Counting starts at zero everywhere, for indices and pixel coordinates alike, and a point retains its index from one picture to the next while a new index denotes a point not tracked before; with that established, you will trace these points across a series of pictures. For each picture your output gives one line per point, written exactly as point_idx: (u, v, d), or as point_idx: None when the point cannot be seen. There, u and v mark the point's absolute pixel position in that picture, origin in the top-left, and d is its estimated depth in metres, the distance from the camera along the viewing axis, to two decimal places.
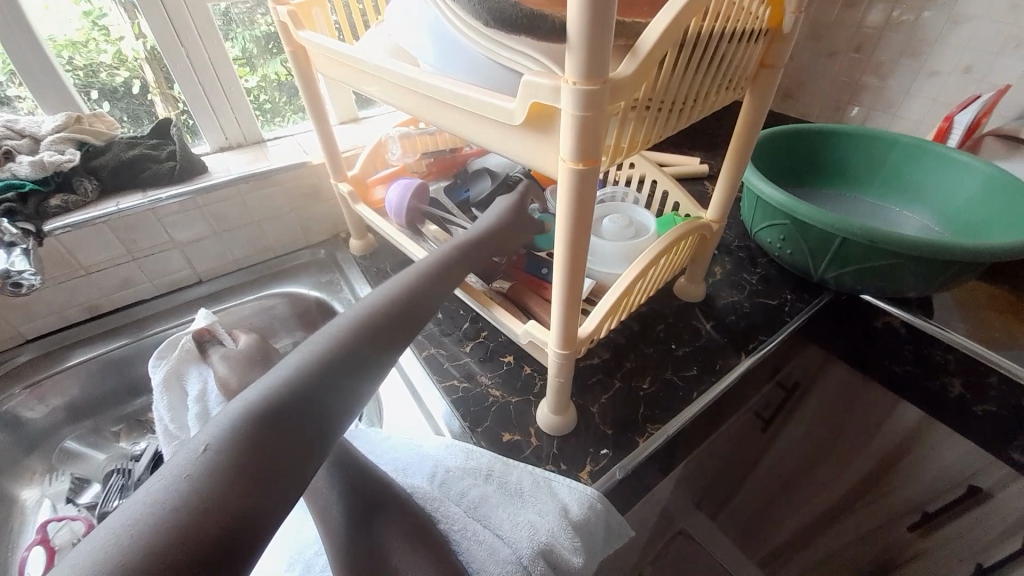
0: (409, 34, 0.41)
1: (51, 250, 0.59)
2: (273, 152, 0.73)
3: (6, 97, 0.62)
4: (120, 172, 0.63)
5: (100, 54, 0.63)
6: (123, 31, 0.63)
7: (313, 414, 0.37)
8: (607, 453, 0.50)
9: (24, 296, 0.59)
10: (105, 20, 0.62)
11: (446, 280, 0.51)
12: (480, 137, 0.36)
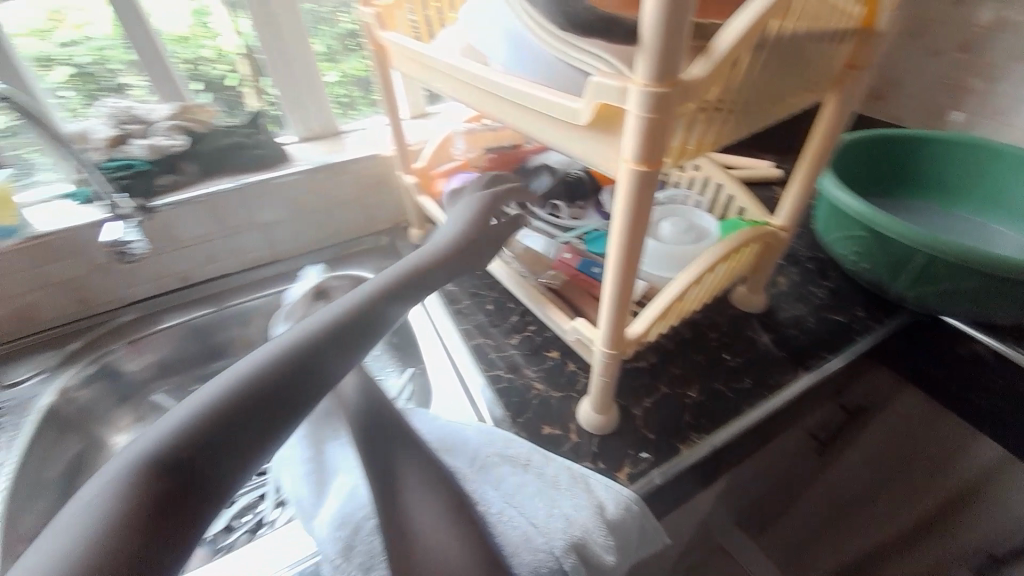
0: (484, 35, 0.43)
1: (156, 224, 0.66)
2: (347, 143, 0.79)
3: (120, 85, 0.69)
4: (216, 157, 0.69)
5: (204, 49, 0.71)
6: (222, 28, 0.70)
7: (283, 407, 0.32)
8: (646, 457, 0.49)
9: (132, 264, 0.67)
10: (208, 18, 0.69)
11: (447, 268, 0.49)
12: (545, 137, 0.37)
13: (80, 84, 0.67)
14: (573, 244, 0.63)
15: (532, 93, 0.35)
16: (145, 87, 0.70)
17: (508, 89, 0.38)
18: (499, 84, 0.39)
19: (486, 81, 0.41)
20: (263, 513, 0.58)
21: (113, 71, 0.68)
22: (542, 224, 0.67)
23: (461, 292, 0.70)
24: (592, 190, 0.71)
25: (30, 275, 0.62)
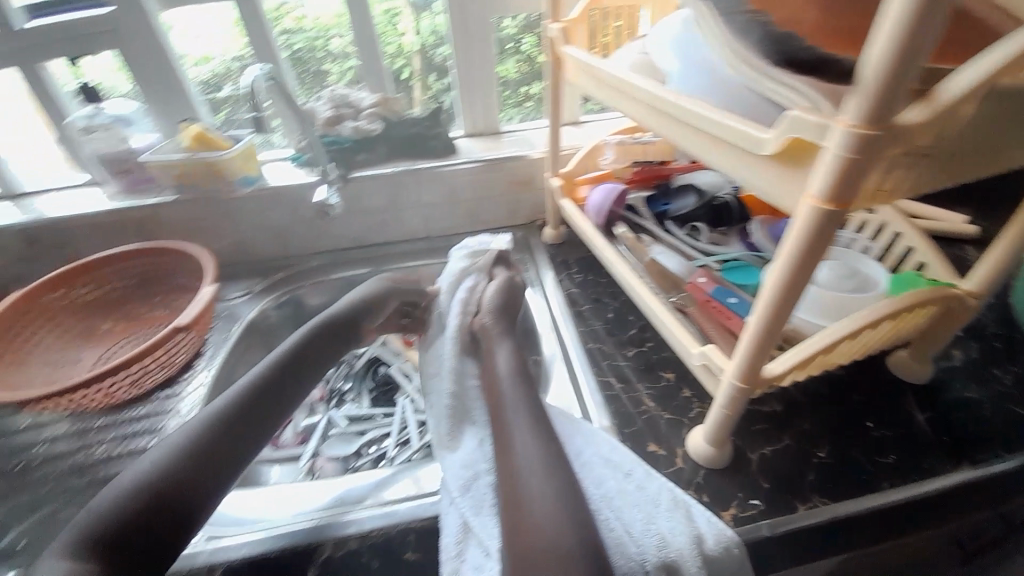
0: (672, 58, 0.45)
1: (349, 193, 0.80)
2: (505, 144, 0.87)
3: (323, 71, 0.83)
4: (402, 143, 0.82)
5: (389, 44, 0.82)
6: (407, 27, 0.81)
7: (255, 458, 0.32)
8: (756, 505, 0.47)
9: (326, 223, 0.82)
10: (398, 19, 0.80)
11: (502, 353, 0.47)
12: (722, 161, 0.38)
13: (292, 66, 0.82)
14: (708, 268, 0.62)
15: (716, 117, 0.36)
16: (342, 74, 0.84)
17: (688, 111, 0.39)
18: (679, 105, 0.41)
19: (664, 101, 0.43)
20: (384, 450, 0.67)
21: (320, 59, 0.82)
22: (680, 244, 0.66)
23: (584, 296, 0.73)
24: (739, 219, 0.69)
25: (255, 217, 0.79)
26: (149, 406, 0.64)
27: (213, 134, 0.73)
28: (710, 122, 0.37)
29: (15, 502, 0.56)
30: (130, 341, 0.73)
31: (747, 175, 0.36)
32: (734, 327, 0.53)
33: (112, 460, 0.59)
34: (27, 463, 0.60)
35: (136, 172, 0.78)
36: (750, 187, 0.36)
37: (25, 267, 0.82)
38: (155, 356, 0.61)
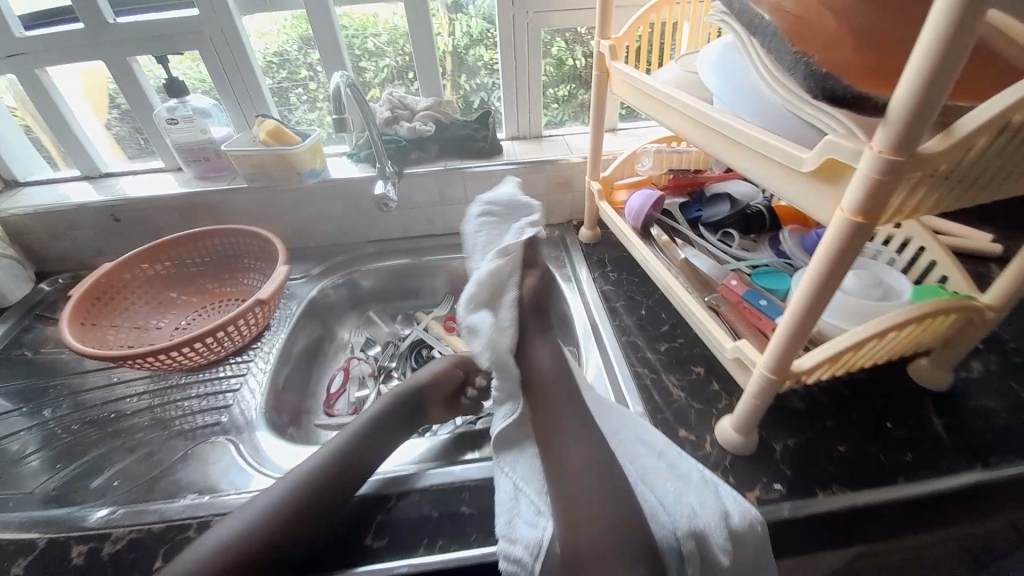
0: (719, 77, 0.49)
1: (403, 187, 0.87)
2: (547, 147, 0.93)
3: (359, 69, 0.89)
4: (454, 144, 0.88)
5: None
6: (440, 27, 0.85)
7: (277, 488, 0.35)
8: (778, 488, 0.51)
9: (381, 214, 0.89)
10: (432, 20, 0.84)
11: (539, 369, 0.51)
12: (762, 175, 0.43)
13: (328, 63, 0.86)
14: (739, 272, 0.66)
15: (761, 137, 0.41)
16: (372, 72, 0.89)
17: (733, 128, 0.44)
18: (724, 123, 0.45)
19: (710, 118, 0.47)
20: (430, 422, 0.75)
21: (355, 57, 0.87)
22: (713, 248, 0.71)
23: (618, 293, 0.78)
24: (771, 227, 0.72)
25: (316, 205, 0.87)
26: (226, 369, 0.73)
27: (287, 130, 0.80)
28: (753, 140, 0.42)
29: (116, 445, 0.65)
30: (205, 312, 0.81)
31: (785, 187, 0.41)
32: (763, 327, 0.57)
33: (197, 415, 0.67)
34: (123, 413, 0.69)
35: (210, 161, 0.86)
36: (787, 199, 0.41)
37: (108, 243, 0.91)
38: (237, 325, 0.69)
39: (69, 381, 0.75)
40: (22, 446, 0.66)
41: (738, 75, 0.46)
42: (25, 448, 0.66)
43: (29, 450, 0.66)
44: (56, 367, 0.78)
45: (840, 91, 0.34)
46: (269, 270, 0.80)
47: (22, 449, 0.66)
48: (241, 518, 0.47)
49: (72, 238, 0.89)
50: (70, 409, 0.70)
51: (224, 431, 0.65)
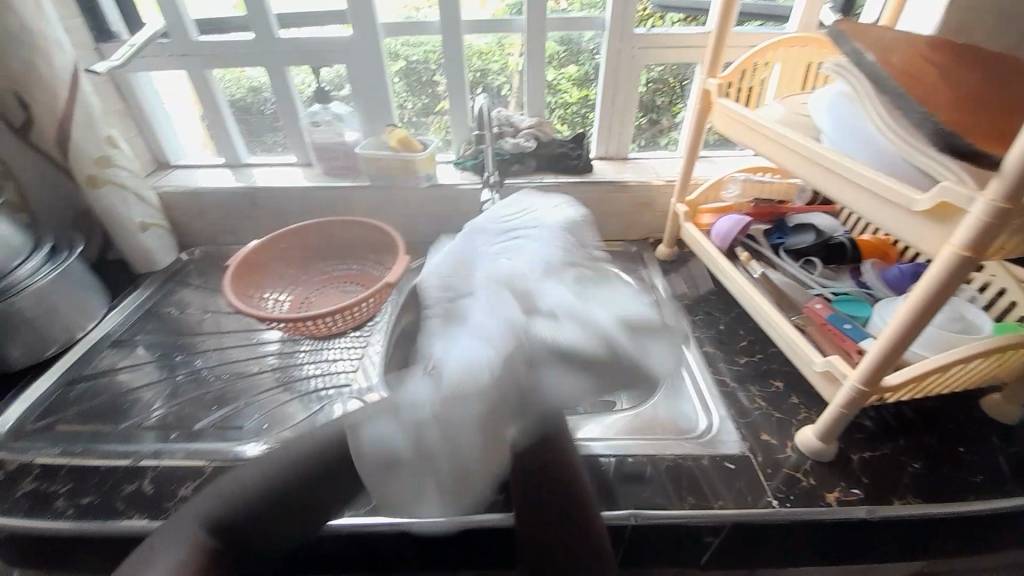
0: (830, 120, 0.56)
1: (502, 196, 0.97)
2: (633, 169, 1.01)
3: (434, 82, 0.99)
4: (550, 160, 0.98)
5: (494, 63, 0.98)
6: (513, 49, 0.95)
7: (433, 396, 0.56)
8: (857, 493, 0.56)
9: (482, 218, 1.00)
10: (505, 40, 0.95)
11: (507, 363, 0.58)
12: (869, 208, 0.49)
13: (405, 75, 0.98)
14: (822, 297, 0.72)
15: (874, 176, 0.48)
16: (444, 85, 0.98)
17: (845, 166, 0.51)
18: (835, 161, 0.52)
19: (820, 155, 0.54)
20: None
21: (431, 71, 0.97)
22: (795, 273, 0.77)
23: (696, 308, 0.84)
24: (853, 259, 0.77)
25: (424, 204, 0.98)
26: (347, 342, 0.84)
27: (412, 138, 0.92)
28: (866, 178, 0.48)
29: (261, 395, 0.76)
30: (325, 291, 0.93)
31: (892, 220, 0.47)
32: (848, 348, 0.62)
33: (323, 377, 0.79)
34: (261, 370, 0.81)
35: (339, 160, 0.98)
36: (894, 233, 0.47)
37: (240, 224, 1.05)
38: (365, 304, 0.79)
39: (209, 340, 0.88)
40: (176, 388, 0.78)
41: (850, 120, 0.53)
42: (178, 390, 0.78)
43: (182, 391, 0.77)
44: (194, 326, 0.91)
45: (961, 145, 0.40)
46: (383, 257, 0.92)
47: (174, 391, 0.77)
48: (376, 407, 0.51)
49: (211, 217, 1.03)
50: (218, 361, 0.83)
51: (349, 393, 0.76)
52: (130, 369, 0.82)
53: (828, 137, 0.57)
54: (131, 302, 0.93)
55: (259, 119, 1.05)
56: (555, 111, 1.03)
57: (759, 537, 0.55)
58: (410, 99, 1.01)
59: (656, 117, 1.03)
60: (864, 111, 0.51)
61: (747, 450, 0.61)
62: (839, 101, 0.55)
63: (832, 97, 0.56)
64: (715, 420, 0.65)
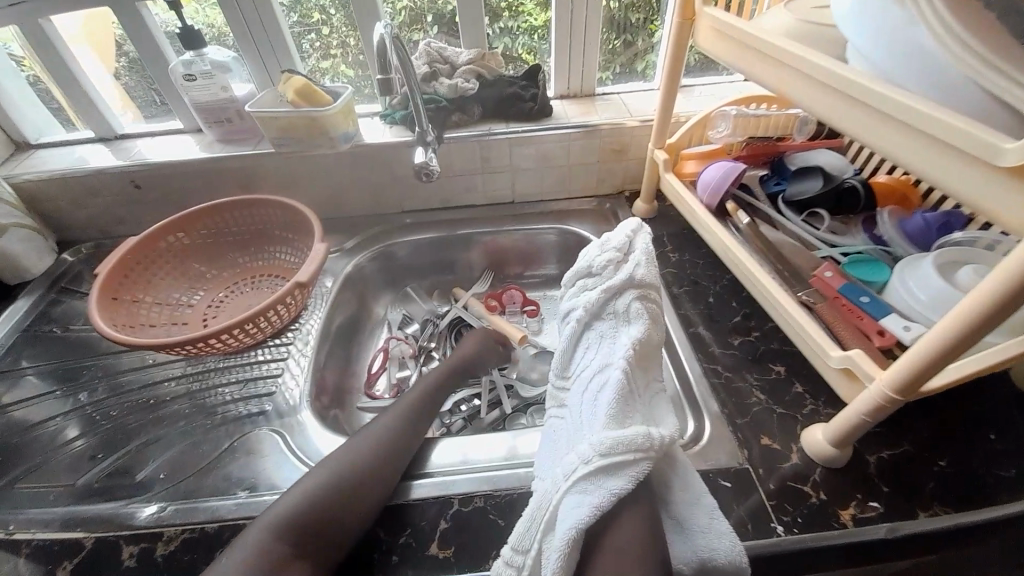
0: (866, 35, 0.40)
1: (443, 155, 0.80)
2: (602, 108, 0.83)
3: (350, 13, 0.77)
4: (499, 104, 0.79)
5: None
6: None
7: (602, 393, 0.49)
8: (875, 507, 0.47)
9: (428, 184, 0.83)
10: None
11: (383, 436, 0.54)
12: (918, 157, 0.35)
13: (342, 5, 0.76)
14: (829, 260, 0.60)
15: (946, 118, 0.32)
16: (354, 20, 0.77)
17: (903, 104, 0.35)
18: (883, 95, 0.36)
19: (862, 87, 0.38)
20: (477, 409, 0.71)
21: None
22: (799, 231, 0.64)
23: (681, 277, 0.71)
24: (866, 208, 0.64)
25: (348, 172, 0.81)
26: (265, 354, 0.68)
27: (315, 87, 0.72)
28: (933, 122, 0.33)
29: (158, 436, 0.60)
30: (235, 291, 0.77)
31: (954, 176, 0.33)
32: (865, 328, 0.51)
33: (234, 403, 0.62)
34: (162, 398, 0.64)
35: (233, 123, 0.79)
36: (953, 192, 0.34)
37: (130, 212, 0.85)
38: (276, 311, 0.62)
39: (118, 361, 0.69)
40: (68, 428, 0.62)
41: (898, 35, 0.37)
42: (73, 430, 0.61)
43: (75, 432, 0.61)
44: (92, 343, 0.72)
45: None
46: (304, 241, 0.75)
47: (68, 432, 0.61)
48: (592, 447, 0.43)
49: (93, 206, 0.84)
50: (109, 392, 0.65)
51: (268, 422, 0.60)
52: (24, 404, 0.65)
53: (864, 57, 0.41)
54: (6, 319, 0.74)
55: (127, 76, 0.82)
56: (519, 37, 0.82)
57: (762, 568, 0.46)
58: (350, 34, 0.80)
59: (632, 38, 0.83)
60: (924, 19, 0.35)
61: (745, 461, 0.50)
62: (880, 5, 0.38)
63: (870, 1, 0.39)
64: (705, 425, 0.54)
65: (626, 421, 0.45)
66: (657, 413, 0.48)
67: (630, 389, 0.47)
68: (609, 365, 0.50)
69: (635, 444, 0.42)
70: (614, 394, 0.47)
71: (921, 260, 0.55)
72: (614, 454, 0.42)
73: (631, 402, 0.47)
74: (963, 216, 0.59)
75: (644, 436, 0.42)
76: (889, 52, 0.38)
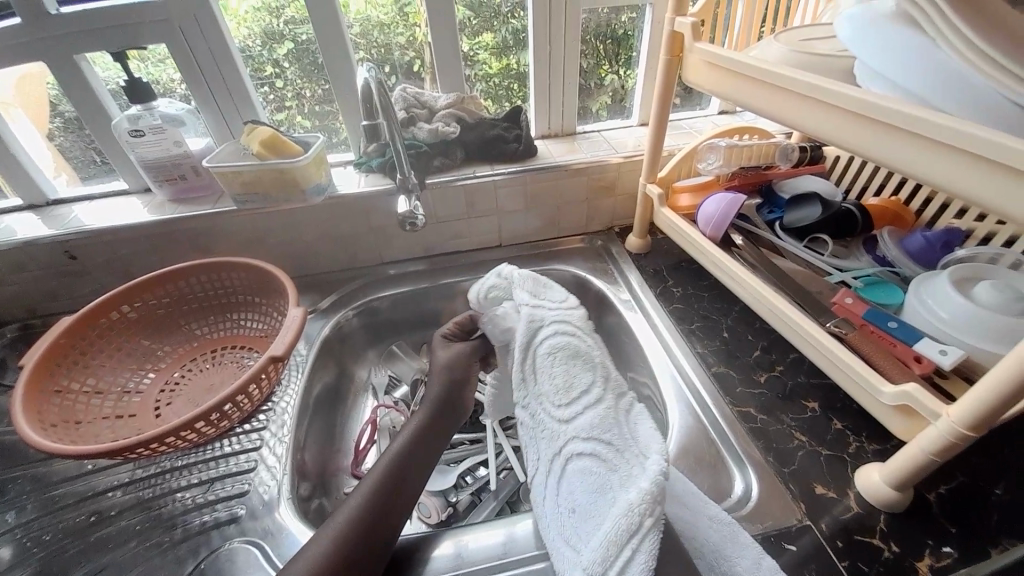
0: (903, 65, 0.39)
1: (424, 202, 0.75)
2: (586, 145, 0.82)
3: (318, 65, 0.73)
4: (482, 148, 0.76)
5: (398, 35, 0.74)
6: (417, 16, 0.72)
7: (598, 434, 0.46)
8: (950, 552, 0.42)
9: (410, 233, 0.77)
10: (407, 7, 0.71)
11: (415, 469, 0.50)
12: (941, 169, 0.34)
13: (295, 59, 0.72)
14: (843, 285, 0.58)
15: (992, 135, 0.30)
16: (324, 70, 0.73)
17: (926, 122, 0.34)
18: (906, 115, 0.35)
19: (886, 110, 0.36)
20: (484, 481, 0.63)
21: (309, 48, 0.71)
22: (804, 255, 0.63)
23: (691, 312, 0.68)
24: (865, 229, 0.63)
25: (321, 225, 0.74)
26: (233, 445, 0.57)
27: (285, 138, 0.67)
28: (975, 139, 0.31)
29: (102, 566, 0.48)
30: (195, 369, 0.66)
31: (987, 188, 0.31)
32: (901, 355, 0.48)
33: (198, 512, 0.51)
34: (105, 514, 0.52)
35: (188, 179, 0.72)
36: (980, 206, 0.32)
37: (65, 286, 0.74)
38: (248, 392, 0.54)
39: (55, 468, 0.57)
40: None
41: (946, 70, 0.37)
42: None
43: (0, 566, 0.48)
44: (22, 448, 0.59)
45: None
46: (274, 304, 0.67)
47: None
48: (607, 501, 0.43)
49: (19, 283, 0.72)
50: (36, 512, 0.52)
51: (242, 530, 0.50)
52: None
53: (904, 89, 0.40)
54: None
55: (61, 136, 0.73)
56: (474, 85, 0.81)
57: None
58: (306, 85, 0.75)
59: (585, 83, 0.83)
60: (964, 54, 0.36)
61: (805, 517, 0.45)
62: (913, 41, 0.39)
63: (892, 31, 0.40)
64: (753, 477, 0.49)
65: (612, 500, 0.42)
66: (641, 443, 0.45)
67: (601, 458, 0.45)
68: (570, 440, 0.48)
69: (626, 528, 0.39)
70: (589, 480, 0.45)
71: (935, 275, 0.53)
72: (617, 560, 0.38)
73: (606, 474, 0.44)
74: (960, 232, 0.59)
75: (626, 516, 0.39)
76: (917, 80, 0.39)
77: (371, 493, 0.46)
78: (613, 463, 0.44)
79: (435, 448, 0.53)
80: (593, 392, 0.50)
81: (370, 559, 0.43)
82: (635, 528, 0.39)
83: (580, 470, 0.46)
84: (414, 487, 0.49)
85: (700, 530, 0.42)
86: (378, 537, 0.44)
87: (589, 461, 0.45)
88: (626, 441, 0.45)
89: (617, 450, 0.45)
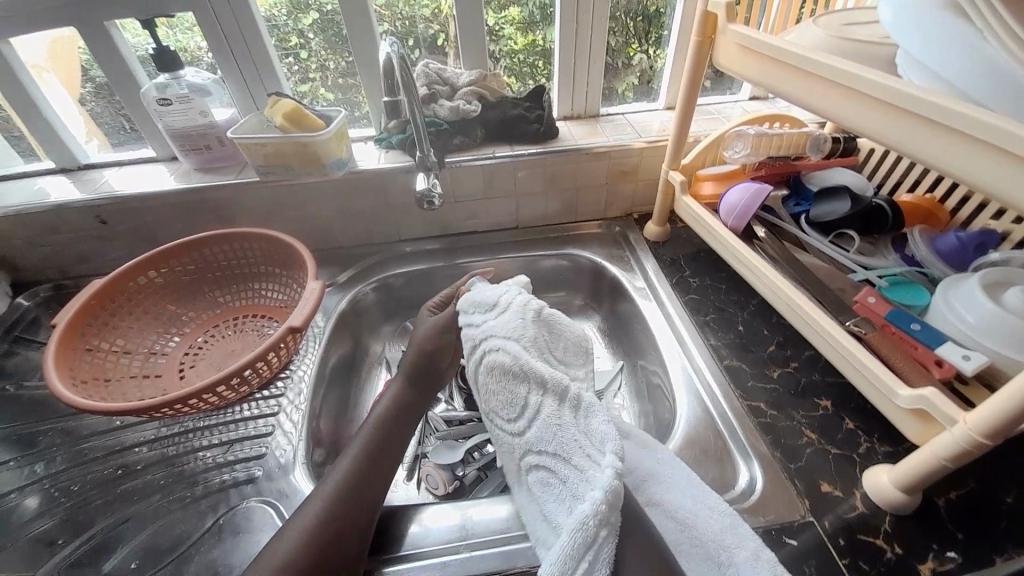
0: (945, 55, 0.37)
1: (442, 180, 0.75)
2: (608, 128, 0.80)
3: (341, 36, 0.72)
4: (502, 128, 0.75)
5: (422, 7, 0.72)
6: None
7: (546, 448, 0.46)
8: (954, 558, 0.42)
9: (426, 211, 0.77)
10: None
11: (393, 437, 0.53)
12: (972, 166, 0.33)
13: (320, 29, 0.72)
14: (867, 284, 0.57)
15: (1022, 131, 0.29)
16: (347, 42, 0.73)
17: (962, 116, 0.32)
18: (940, 106, 0.33)
19: (916, 99, 0.35)
20: (491, 458, 0.65)
21: (333, 20, 0.71)
22: (827, 251, 0.61)
23: (706, 303, 0.67)
24: (894, 226, 0.61)
25: (340, 200, 0.75)
26: (253, 409, 0.60)
27: (307, 111, 0.67)
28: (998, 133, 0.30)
29: (126, 517, 0.51)
30: (215, 335, 0.69)
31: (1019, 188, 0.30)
32: (921, 358, 0.47)
33: (218, 470, 0.54)
34: (131, 468, 0.55)
35: (212, 149, 0.73)
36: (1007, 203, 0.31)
37: (95, 250, 0.77)
38: (268, 360, 0.55)
39: (84, 423, 0.60)
40: (22, 508, 0.52)
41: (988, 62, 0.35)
42: (29, 510, 0.52)
43: (29, 513, 0.52)
44: (53, 403, 0.62)
45: None
46: (293, 276, 0.69)
47: (23, 511, 0.52)
48: (568, 513, 0.43)
49: (52, 246, 0.75)
50: (67, 463, 0.56)
51: (258, 490, 0.52)
52: None
53: (944, 81, 0.38)
54: None
55: (89, 102, 0.75)
56: (498, 62, 0.80)
57: None
58: (330, 57, 0.75)
59: (612, 62, 0.80)
60: (1009, 45, 0.33)
61: (808, 514, 0.45)
62: (958, 32, 0.36)
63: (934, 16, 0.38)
64: (758, 471, 0.49)
65: (573, 506, 0.42)
66: (592, 441, 0.43)
67: (553, 470, 0.45)
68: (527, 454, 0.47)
69: (580, 542, 0.38)
70: (550, 490, 0.45)
71: (965, 278, 0.51)
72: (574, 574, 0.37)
73: (562, 485, 0.44)
74: (997, 234, 0.56)
75: (580, 530, 0.38)
76: (960, 72, 0.37)
77: (360, 454, 0.50)
78: (564, 475, 0.44)
79: (411, 418, 0.56)
80: (536, 398, 0.48)
81: (359, 523, 0.45)
82: (583, 547, 0.38)
83: (541, 480, 0.46)
84: (398, 450, 0.53)
85: (700, 519, 0.43)
86: (362, 504, 0.46)
87: (546, 475, 0.45)
88: (574, 445, 0.44)
89: (566, 458, 0.44)
